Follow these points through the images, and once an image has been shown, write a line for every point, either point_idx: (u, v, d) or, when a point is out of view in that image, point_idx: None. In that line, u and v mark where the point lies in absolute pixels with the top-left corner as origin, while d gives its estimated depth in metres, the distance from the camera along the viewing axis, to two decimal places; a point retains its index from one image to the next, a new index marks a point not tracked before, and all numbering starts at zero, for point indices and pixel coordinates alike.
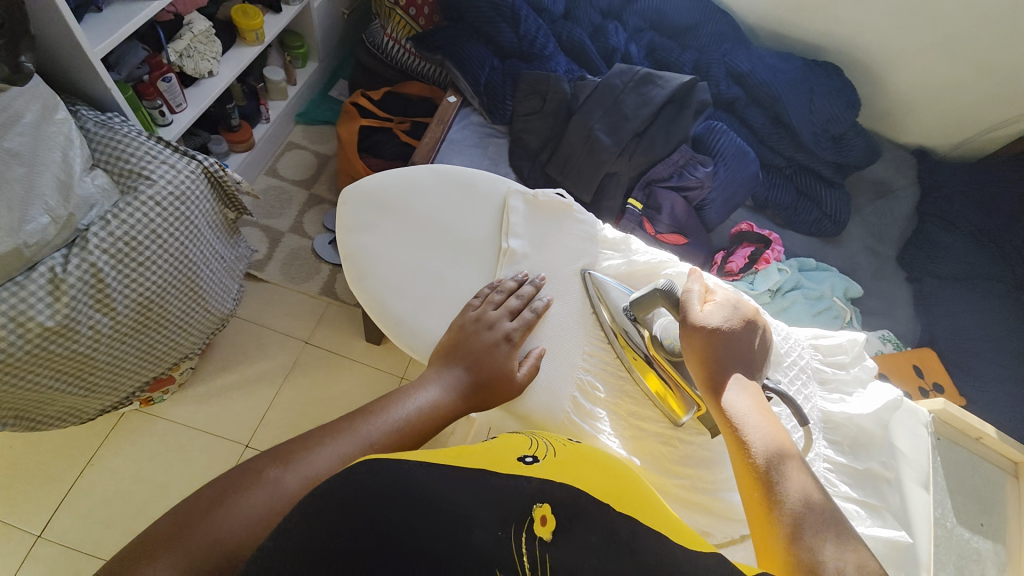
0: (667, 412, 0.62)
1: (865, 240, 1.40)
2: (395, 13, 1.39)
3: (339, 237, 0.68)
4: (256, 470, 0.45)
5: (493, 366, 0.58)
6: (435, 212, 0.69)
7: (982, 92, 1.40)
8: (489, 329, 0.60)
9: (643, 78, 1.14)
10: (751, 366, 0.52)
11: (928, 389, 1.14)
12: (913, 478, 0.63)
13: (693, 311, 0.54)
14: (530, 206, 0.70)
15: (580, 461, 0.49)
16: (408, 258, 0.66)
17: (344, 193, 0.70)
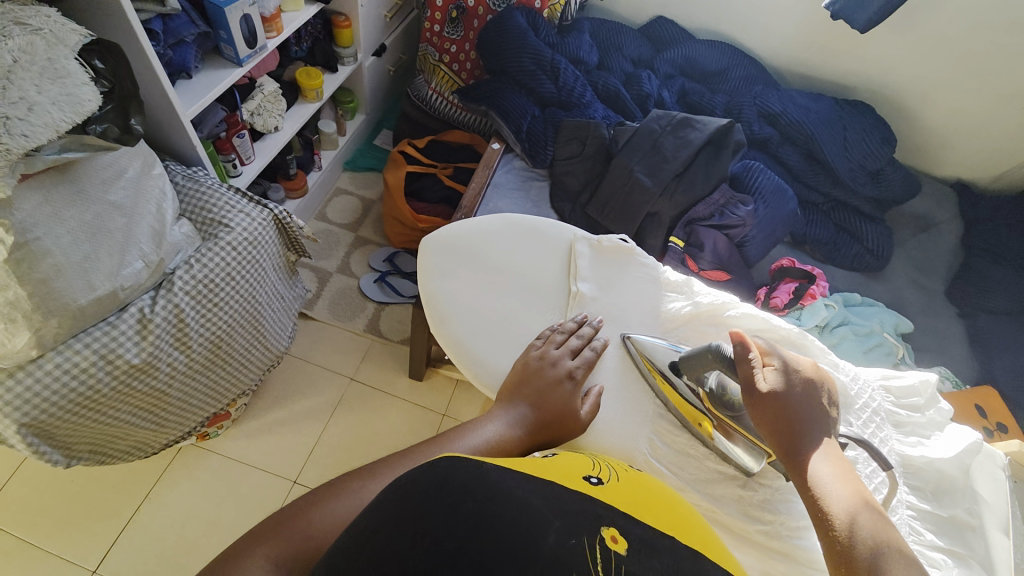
0: (740, 465, 0.61)
1: (912, 275, 1.37)
2: (439, 69, 1.50)
3: (419, 280, 0.71)
4: (345, 479, 0.52)
5: (556, 403, 0.59)
6: (507, 258, 0.72)
7: (1021, 124, 1.40)
8: (553, 368, 0.61)
9: (680, 122, 1.18)
10: (827, 430, 0.53)
11: (995, 427, 1.07)
12: (992, 524, 0.58)
13: (757, 374, 0.54)
14: (597, 250, 0.74)
15: (641, 487, 0.48)
16: (483, 302, 0.69)
17: (423, 240, 0.74)
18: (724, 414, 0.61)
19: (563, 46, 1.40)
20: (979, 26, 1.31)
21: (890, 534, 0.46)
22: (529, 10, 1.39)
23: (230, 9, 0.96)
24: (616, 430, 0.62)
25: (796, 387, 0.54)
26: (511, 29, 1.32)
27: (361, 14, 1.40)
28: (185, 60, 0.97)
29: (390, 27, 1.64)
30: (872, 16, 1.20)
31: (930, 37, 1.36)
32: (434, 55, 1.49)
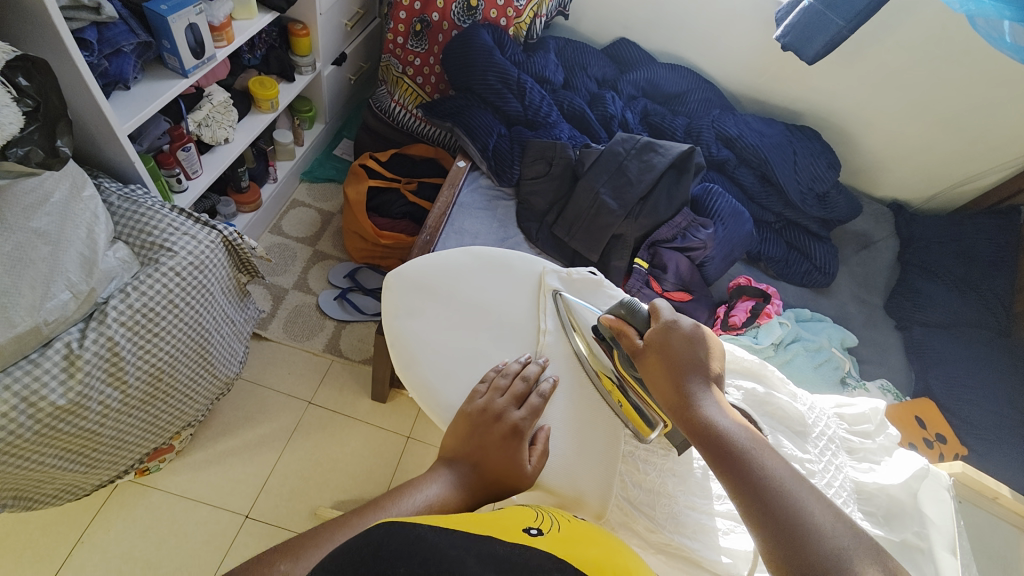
0: (634, 428, 0.66)
1: (855, 291, 1.46)
2: (402, 81, 1.48)
3: (385, 320, 0.69)
4: (262, 564, 0.44)
5: (501, 459, 0.56)
6: (476, 294, 0.71)
7: (946, 152, 1.52)
8: (498, 420, 0.58)
9: (644, 146, 1.21)
10: (705, 371, 0.57)
11: (933, 439, 1.17)
12: (941, 545, 0.63)
13: (635, 338, 0.62)
14: (565, 283, 0.73)
15: (581, 537, 0.48)
16: (454, 342, 0.67)
17: (388, 277, 0.71)
18: (629, 374, 0.64)
19: (529, 64, 1.40)
20: (912, 61, 1.42)
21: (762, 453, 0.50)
22: (495, 27, 1.38)
23: (174, 18, 0.90)
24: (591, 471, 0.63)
25: (675, 339, 0.59)
26: (476, 45, 1.31)
27: (320, 23, 1.36)
28: (123, 70, 0.90)
29: (352, 37, 1.59)
30: (819, 49, 1.27)
31: (868, 69, 1.46)
32: (398, 67, 1.46)
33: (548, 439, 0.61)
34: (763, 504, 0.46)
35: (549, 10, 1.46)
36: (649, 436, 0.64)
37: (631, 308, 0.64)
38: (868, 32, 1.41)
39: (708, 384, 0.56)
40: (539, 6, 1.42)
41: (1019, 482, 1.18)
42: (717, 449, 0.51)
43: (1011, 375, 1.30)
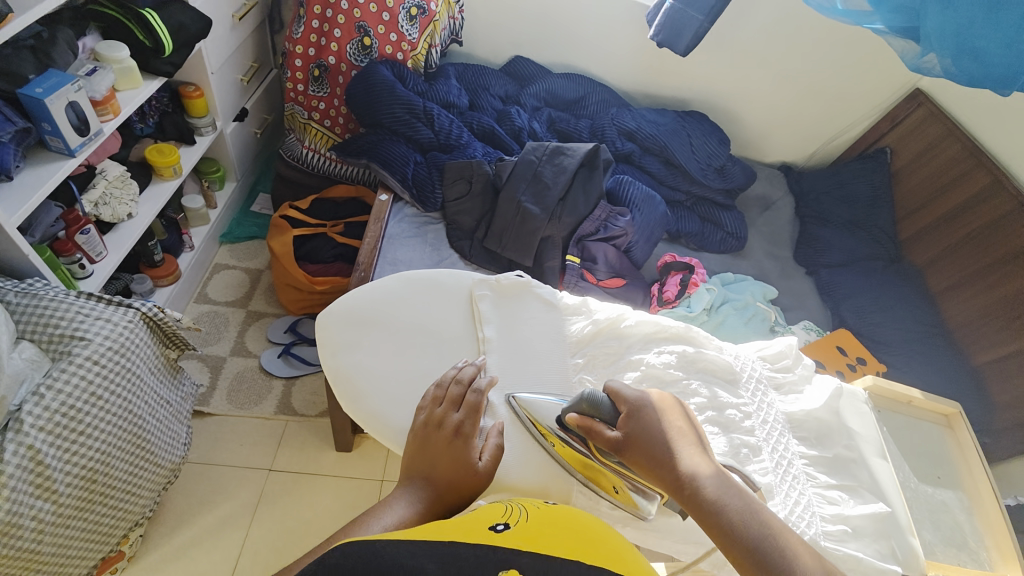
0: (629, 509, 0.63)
1: (767, 248, 1.61)
2: (310, 127, 1.47)
3: (324, 361, 0.69)
4: None
5: (451, 465, 0.57)
6: (411, 316, 0.72)
7: (813, 114, 1.74)
8: (441, 427, 0.59)
9: (554, 151, 1.28)
10: (693, 449, 0.57)
11: (854, 363, 1.30)
12: (871, 452, 0.71)
13: (608, 432, 0.58)
14: (495, 288, 0.76)
15: (548, 521, 0.49)
16: (396, 368, 0.68)
17: (319, 318, 0.72)
18: (610, 460, 0.61)
19: (433, 92, 1.45)
20: (767, 41, 1.61)
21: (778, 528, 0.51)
22: (393, 62, 1.41)
23: (52, 99, 0.86)
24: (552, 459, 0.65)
25: (652, 418, 0.58)
26: (378, 82, 1.33)
27: (213, 82, 1.34)
28: (3, 161, 0.84)
29: (249, 91, 1.57)
30: (689, 42, 1.40)
31: (734, 53, 1.64)
32: (303, 114, 1.46)
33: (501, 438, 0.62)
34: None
35: (442, 39, 1.52)
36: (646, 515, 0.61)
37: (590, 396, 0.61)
38: (726, 21, 1.59)
39: (698, 455, 0.56)
40: (432, 37, 1.46)
41: (934, 383, 1.34)
42: (727, 531, 0.51)
43: (909, 291, 1.47)
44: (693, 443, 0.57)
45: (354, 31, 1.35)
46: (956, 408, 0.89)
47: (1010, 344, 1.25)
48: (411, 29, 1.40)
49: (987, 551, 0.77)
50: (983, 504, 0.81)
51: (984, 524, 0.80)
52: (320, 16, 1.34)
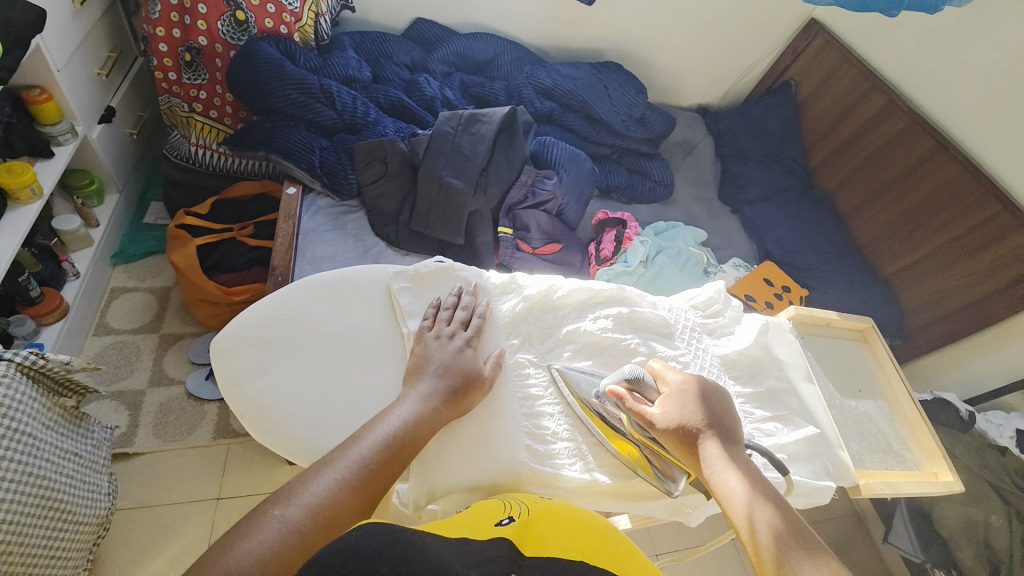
0: (657, 483, 0.63)
1: (693, 192, 1.65)
2: (194, 121, 1.29)
3: (227, 392, 0.62)
4: (258, 509, 0.46)
5: (465, 368, 0.61)
6: (324, 326, 0.66)
7: (721, 53, 1.76)
8: (448, 341, 0.63)
9: (469, 119, 1.21)
10: (728, 437, 0.59)
11: (781, 292, 1.37)
12: (798, 377, 0.76)
13: (647, 412, 0.59)
14: (413, 280, 0.71)
15: (551, 514, 0.53)
16: (313, 384, 0.62)
17: (213, 346, 0.64)
18: (644, 437, 0.61)
19: (329, 67, 1.31)
20: None
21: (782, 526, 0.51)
22: (276, 36, 1.26)
23: None
24: (496, 446, 0.60)
25: (692, 405, 0.59)
26: (262, 61, 1.18)
27: (62, 80, 1.14)
28: None
29: (112, 86, 1.36)
30: None
31: None
32: (183, 107, 1.28)
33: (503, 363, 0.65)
34: None
35: (329, 6, 1.37)
36: (677, 492, 0.61)
37: (636, 377, 0.62)
38: None
39: (731, 450, 0.57)
40: (317, 5, 1.32)
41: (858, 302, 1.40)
42: (749, 523, 0.52)
43: (825, 215, 1.55)
44: (728, 435, 0.58)
45: (223, 5, 1.19)
46: (868, 323, 0.96)
47: (913, 253, 1.37)
48: None
49: (911, 452, 0.86)
50: (902, 407, 0.90)
51: (905, 425, 0.89)
52: None
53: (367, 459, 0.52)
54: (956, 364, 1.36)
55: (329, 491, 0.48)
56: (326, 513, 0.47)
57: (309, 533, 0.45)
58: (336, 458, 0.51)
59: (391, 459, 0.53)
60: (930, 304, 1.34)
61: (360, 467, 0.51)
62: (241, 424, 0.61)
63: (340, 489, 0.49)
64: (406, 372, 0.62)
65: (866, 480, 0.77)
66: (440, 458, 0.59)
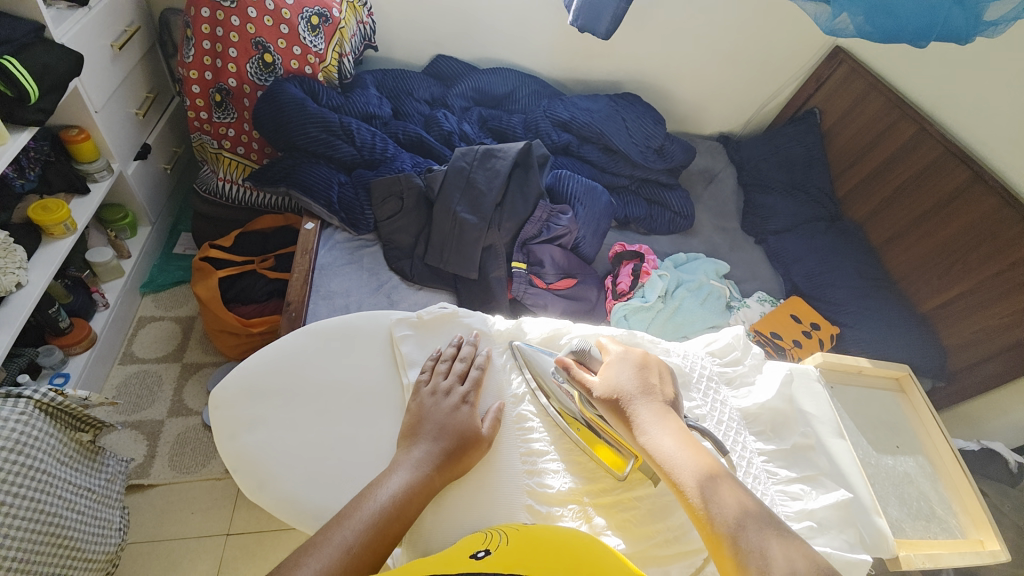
0: (608, 468, 0.61)
1: (715, 222, 1.62)
2: (223, 156, 1.35)
3: (221, 446, 0.61)
4: None
5: (459, 429, 0.60)
6: (324, 376, 0.66)
7: (741, 82, 1.74)
8: (445, 398, 0.62)
9: (485, 154, 1.22)
10: (654, 399, 0.60)
11: (809, 329, 1.31)
12: (828, 433, 0.72)
13: (591, 380, 0.63)
14: (415, 327, 0.70)
15: (530, 542, 0.51)
16: (308, 439, 0.61)
17: (211, 396, 0.63)
18: (590, 412, 0.63)
19: (351, 105, 1.35)
20: (689, 14, 1.58)
21: (728, 490, 0.53)
22: (301, 77, 1.31)
23: None
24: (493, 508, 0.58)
25: (627, 372, 0.62)
26: (286, 101, 1.22)
27: (99, 121, 1.21)
28: None
29: (149, 125, 1.43)
30: (609, 24, 1.35)
31: (658, 29, 1.61)
32: (213, 143, 1.34)
33: (502, 416, 0.64)
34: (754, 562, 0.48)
35: (353, 46, 1.42)
36: (625, 474, 0.60)
37: (581, 350, 0.66)
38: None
39: (662, 413, 0.59)
40: (340, 46, 1.37)
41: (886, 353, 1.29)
42: (690, 485, 0.53)
43: (855, 246, 1.48)
44: (662, 400, 0.60)
45: (252, 49, 1.24)
46: (904, 371, 0.90)
47: (952, 289, 1.29)
48: (315, 39, 1.30)
49: (956, 519, 0.79)
50: (946, 468, 0.83)
51: (949, 487, 0.82)
52: (210, 36, 1.22)
53: (356, 539, 0.50)
54: (1006, 409, 1.25)
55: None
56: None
57: None
58: (323, 542, 0.49)
59: (376, 537, 0.51)
60: (973, 343, 1.25)
61: (351, 547, 0.49)
62: (234, 479, 0.60)
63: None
64: (403, 429, 0.61)
65: (905, 550, 0.71)
66: (437, 521, 0.57)
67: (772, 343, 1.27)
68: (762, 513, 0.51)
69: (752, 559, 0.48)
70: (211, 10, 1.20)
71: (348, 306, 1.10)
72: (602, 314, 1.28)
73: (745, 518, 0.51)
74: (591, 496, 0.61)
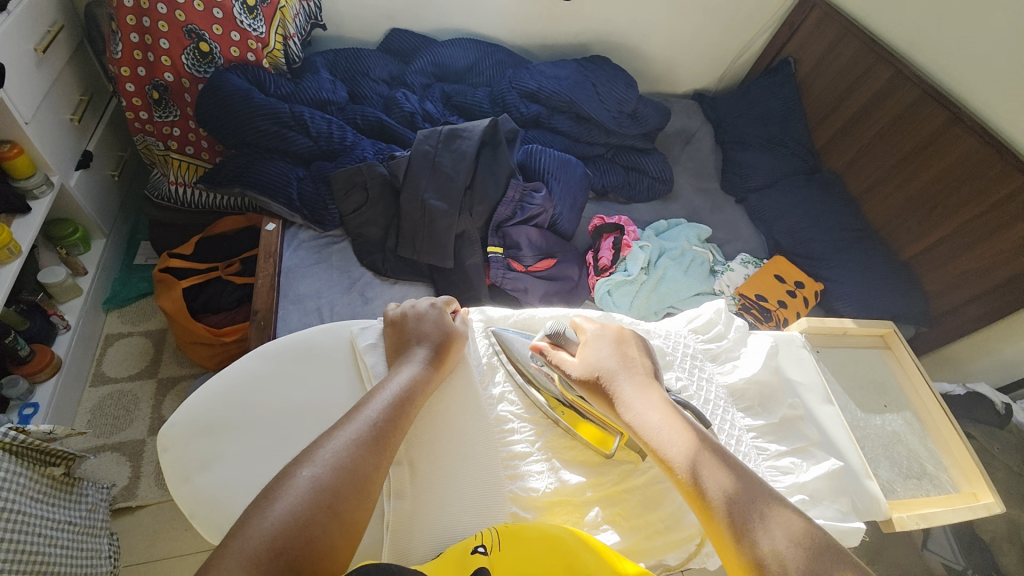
0: (595, 447, 0.62)
1: (694, 184, 1.58)
2: (171, 158, 1.24)
3: (176, 492, 0.57)
4: (283, 477, 0.47)
5: (437, 329, 0.66)
6: (283, 399, 0.63)
7: (713, 34, 1.67)
8: (424, 313, 0.68)
9: (449, 135, 1.16)
10: (639, 379, 0.59)
11: (793, 288, 1.29)
12: (816, 400, 0.72)
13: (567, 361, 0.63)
14: (379, 336, 0.69)
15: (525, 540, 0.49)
16: (271, 471, 0.58)
17: (159, 437, 0.60)
18: (572, 394, 0.62)
19: (302, 93, 1.27)
20: None
21: (723, 469, 0.51)
22: (244, 67, 1.21)
23: None
24: (479, 517, 0.56)
25: (606, 349, 0.62)
26: (230, 93, 1.13)
27: (31, 134, 1.11)
28: None
29: (88, 131, 1.33)
30: None
31: None
32: (159, 145, 1.24)
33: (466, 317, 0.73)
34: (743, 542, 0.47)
35: (298, 27, 1.32)
36: (611, 452, 0.61)
37: (557, 333, 0.66)
38: None
39: (647, 389, 0.58)
40: (283, 27, 1.27)
41: (872, 304, 1.27)
42: (678, 459, 0.52)
43: (836, 198, 1.45)
44: (644, 373, 0.60)
45: (184, 38, 1.13)
46: (888, 327, 0.90)
47: (933, 234, 1.27)
48: (254, 23, 1.20)
49: (947, 473, 0.80)
50: (934, 422, 0.84)
51: (937, 441, 0.83)
52: (137, 27, 1.11)
53: (322, 480, 0.47)
54: (987, 350, 1.27)
55: (288, 520, 0.43)
56: (286, 547, 0.42)
57: (339, 490, 0.47)
58: (287, 485, 0.46)
59: (396, 414, 0.56)
60: (955, 287, 1.24)
61: (318, 490, 0.46)
62: (192, 525, 0.56)
63: (356, 446, 0.51)
64: None
65: (898, 513, 0.71)
66: (422, 536, 0.55)
67: (757, 306, 1.25)
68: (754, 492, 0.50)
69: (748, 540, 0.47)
70: None
71: (320, 308, 1.06)
72: (585, 292, 1.25)
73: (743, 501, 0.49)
74: (578, 493, 0.60)
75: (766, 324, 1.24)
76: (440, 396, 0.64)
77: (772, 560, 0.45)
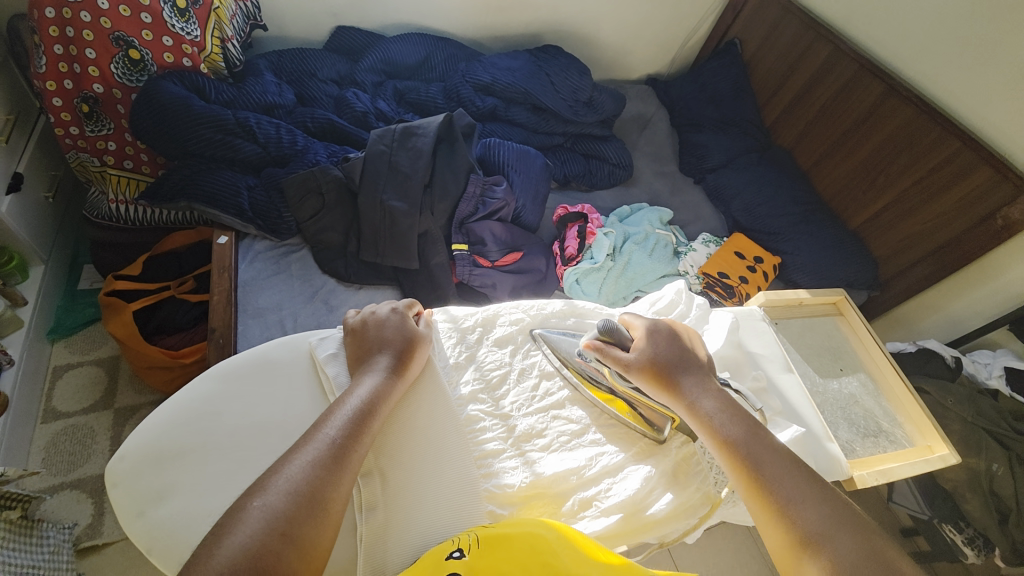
0: (642, 431, 0.68)
1: (653, 168, 1.60)
2: (109, 175, 1.17)
3: (129, 528, 0.54)
4: (235, 508, 0.45)
5: (400, 336, 0.65)
6: (240, 420, 0.61)
7: (662, 19, 1.70)
8: (384, 319, 0.67)
9: (403, 134, 1.14)
10: (698, 368, 0.65)
11: (752, 263, 1.34)
12: (777, 369, 0.75)
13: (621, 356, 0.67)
14: (339, 346, 0.68)
15: (500, 540, 0.49)
16: (232, 497, 0.56)
17: (107, 473, 0.57)
18: (621, 385, 0.67)
19: (245, 97, 1.21)
20: None
21: (772, 451, 0.57)
22: (181, 73, 1.15)
23: None
24: (452, 521, 0.56)
25: (661, 344, 0.67)
26: (166, 102, 1.07)
27: None
28: None
29: (16, 152, 1.23)
30: None
31: None
32: (93, 161, 1.16)
33: (430, 318, 0.72)
34: (793, 523, 0.52)
35: (236, 28, 1.26)
36: (661, 436, 0.66)
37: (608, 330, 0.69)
38: None
39: (705, 380, 0.64)
40: (220, 29, 1.21)
41: (826, 275, 1.33)
42: (733, 445, 0.58)
43: (788, 173, 1.50)
44: (700, 366, 0.66)
45: (112, 46, 1.06)
46: (839, 295, 0.94)
47: (877, 203, 1.34)
48: (187, 26, 1.14)
49: (902, 429, 0.84)
50: (887, 381, 0.89)
51: (890, 400, 0.87)
52: (61, 38, 1.04)
53: (276, 507, 0.45)
54: (933, 308, 1.33)
55: (238, 555, 0.41)
56: None
57: (296, 515, 0.46)
58: (239, 518, 0.44)
59: (357, 429, 0.55)
60: (901, 251, 1.31)
61: (272, 518, 0.45)
62: (150, 561, 0.53)
63: (313, 467, 0.49)
64: None
65: (859, 470, 0.75)
66: (395, 546, 0.54)
67: (720, 283, 1.28)
68: (798, 478, 0.55)
69: (796, 520, 0.52)
70: (56, 8, 1.02)
71: (282, 321, 1.02)
72: (554, 283, 1.26)
73: (790, 480, 0.55)
74: (553, 484, 0.62)
75: (730, 300, 1.27)
76: (406, 404, 0.63)
77: (819, 539, 0.50)
